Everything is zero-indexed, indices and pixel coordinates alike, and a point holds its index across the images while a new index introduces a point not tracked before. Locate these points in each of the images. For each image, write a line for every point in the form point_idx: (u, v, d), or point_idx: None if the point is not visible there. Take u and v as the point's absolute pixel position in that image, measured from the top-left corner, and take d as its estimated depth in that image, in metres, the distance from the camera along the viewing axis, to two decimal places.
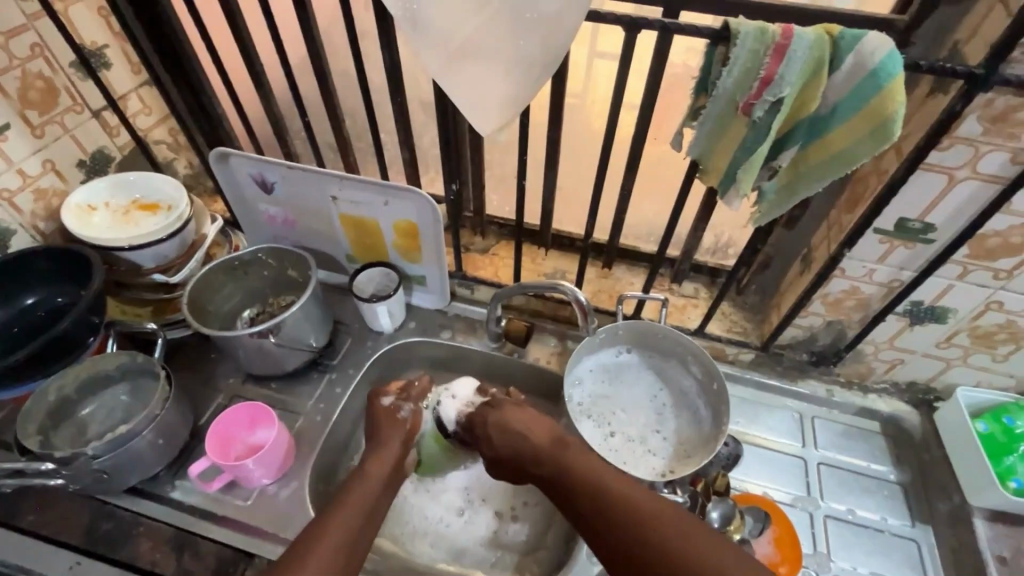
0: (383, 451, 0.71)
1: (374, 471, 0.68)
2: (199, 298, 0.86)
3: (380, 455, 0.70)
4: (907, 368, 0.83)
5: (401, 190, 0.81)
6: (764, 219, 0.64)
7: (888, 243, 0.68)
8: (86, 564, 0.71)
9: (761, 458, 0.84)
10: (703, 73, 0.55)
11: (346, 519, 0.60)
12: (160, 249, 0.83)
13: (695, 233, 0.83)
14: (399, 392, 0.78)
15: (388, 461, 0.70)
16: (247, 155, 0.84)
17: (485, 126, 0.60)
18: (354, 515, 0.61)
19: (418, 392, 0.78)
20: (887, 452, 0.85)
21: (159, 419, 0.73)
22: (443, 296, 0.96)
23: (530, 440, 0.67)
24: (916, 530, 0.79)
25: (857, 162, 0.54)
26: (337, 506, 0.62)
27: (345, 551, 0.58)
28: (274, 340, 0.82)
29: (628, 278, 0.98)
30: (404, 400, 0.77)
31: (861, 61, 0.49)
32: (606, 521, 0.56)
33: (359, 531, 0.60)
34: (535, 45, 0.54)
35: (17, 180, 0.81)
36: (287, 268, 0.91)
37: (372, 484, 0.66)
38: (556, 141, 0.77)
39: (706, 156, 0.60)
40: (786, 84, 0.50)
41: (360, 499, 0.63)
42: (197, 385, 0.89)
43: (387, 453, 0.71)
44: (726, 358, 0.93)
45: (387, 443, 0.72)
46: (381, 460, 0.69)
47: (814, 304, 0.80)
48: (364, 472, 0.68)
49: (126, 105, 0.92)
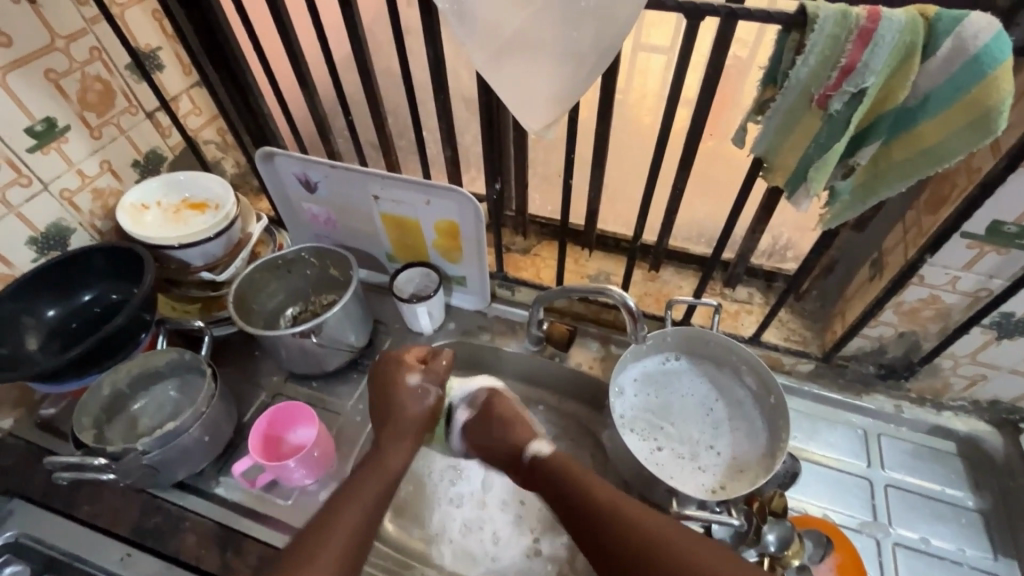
0: (392, 446, 0.70)
1: (384, 459, 0.69)
2: (244, 296, 0.87)
3: (388, 450, 0.70)
4: (992, 385, 0.76)
5: (444, 189, 0.80)
6: (835, 221, 0.59)
7: (977, 248, 0.61)
8: (136, 556, 0.72)
9: (822, 478, 0.79)
10: (774, 62, 0.51)
11: (348, 524, 0.62)
12: (207, 248, 0.85)
13: (753, 235, 0.78)
14: (424, 367, 0.76)
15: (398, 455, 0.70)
16: (292, 155, 0.84)
17: (533, 123, 0.57)
18: (360, 513, 0.63)
19: (442, 372, 0.76)
20: (964, 476, 0.78)
21: (206, 417, 0.75)
22: (483, 296, 0.94)
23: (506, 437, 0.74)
24: (998, 564, 0.72)
25: (949, 159, 0.48)
26: (344, 507, 0.63)
27: (347, 549, 0.60)
28: (315, 339, 0.82)
29: (677, 282, 0.94)
30: (430, 382, 0.75)
31: (961, 45, 0.43)
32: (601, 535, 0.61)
33: (363, 532, 0.62)
34: (590, 37, 0.50)
35: (77, 180, 0.83)
36: (330, 267, 0.91)
37: (384, 481, 0.67)
38: (604, 138, 0.73)
39: (772, 153, 0.56)
40: (870, 73, 0.45)
41: (371, 495, 0.65)
42: (241, 382, 0.90)
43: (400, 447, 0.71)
44: (782, 368, 0.87)
45: (400, 426, 0.72)
46: (394, 454, 0.70)
47: (885, 313, 0.73)
48: (375, 464, 0.68)
49: (178, 105, 0.94)
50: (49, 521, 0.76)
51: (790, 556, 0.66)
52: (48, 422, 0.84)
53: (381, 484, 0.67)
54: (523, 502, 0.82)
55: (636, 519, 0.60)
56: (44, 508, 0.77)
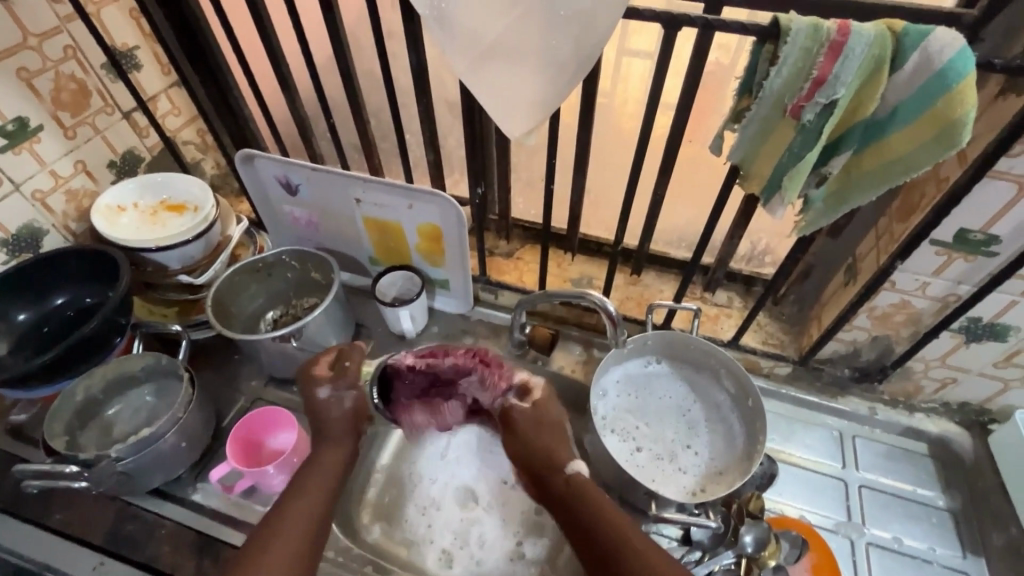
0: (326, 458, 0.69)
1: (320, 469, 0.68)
2: (224, 299, 0.86)
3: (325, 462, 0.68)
4: (961, 388, 0.78)
5: (426, 193, 0.80)
6: (809, 228, 0.60)
7: (945, 255, 0.63)
8: (110, 564, 0.71)
9: (798, 479, 0.80)
10: (749, 72, 0.51)
11: (299, 520, 0.62)
12: (185, 250, 0.84)
13: (732, 240, 0.79)
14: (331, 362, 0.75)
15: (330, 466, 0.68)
16: (272, 157, 0.83)
17: (514, 130, 0.57)
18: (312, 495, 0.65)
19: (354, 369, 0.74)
20: (935, 476, 0.80)
21: (182, 422, 0.73)
22: (466, 300, 0.94)
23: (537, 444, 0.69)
24: (967, 562, 0.74)
25: (917, 169, 0.50)
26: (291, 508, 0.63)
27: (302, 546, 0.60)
28: (296, 343, 0.81)
29: (658, 286, 0.95)
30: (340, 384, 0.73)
31: (927, 60, 0.45)
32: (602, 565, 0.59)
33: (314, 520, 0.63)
34: (570, 45, 0.51)
35: (50, 181, 0.81)
36: (311, 270, 0.91)
37: (323, 476, 0.67)
38: (586, 144, 0.74)
39: (748, 161, 0.57)
40: (841, 85, 0.47)
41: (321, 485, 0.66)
42: (220, 387, 0.89)
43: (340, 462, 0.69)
44: (760, 371, 0.88)
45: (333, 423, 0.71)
46: (327, 458, 0.69)
47: (859, 318, 0.75)
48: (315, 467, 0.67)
49: (157, 105, 0.92)
50: (18, 530, 0.74)
51: (768, 557, 0.67)
52: (18, 428, 0.82)
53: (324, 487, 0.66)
54: (505, 504, 0.82)
55: (604, 507, 0.62)
56: (13, 516, 0.75)
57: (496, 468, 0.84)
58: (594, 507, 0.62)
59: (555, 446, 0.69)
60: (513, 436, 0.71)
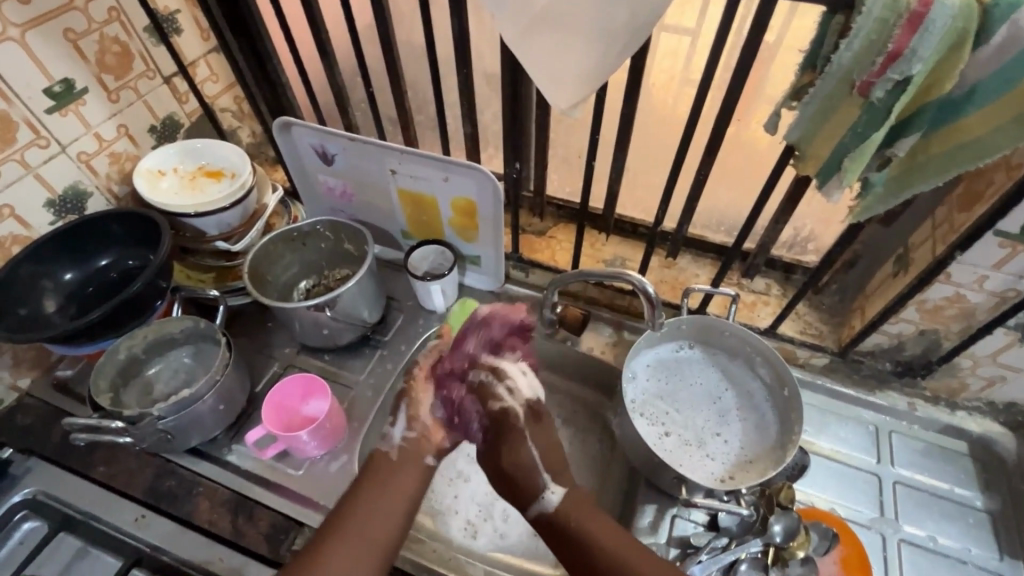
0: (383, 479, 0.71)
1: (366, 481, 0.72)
2: (259, 267, 0.88)
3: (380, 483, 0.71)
4: (1009, 388, 0.75)
5: (462, 166, 0.79)
6: (865, 215, 0.57)
7: (1010, 248, 0.60)
8: (150, 518, 0.73)
9: (830, 472, 0.79)
10: (815, 45, 0.49)
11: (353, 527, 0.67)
12: (223, 217, 0.85)
13: (776, 226, 0.76)
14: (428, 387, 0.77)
15: (387, 486, 0.71)
16: (310, 126, 0.83)
17: (561, 101, 0.55)
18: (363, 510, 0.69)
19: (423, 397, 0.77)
20: (975, 477, 0.78)
21: (219, 385, 0.75)
22: (497, 277, 0.94)
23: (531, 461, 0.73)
24: (1003, 564, 0.72)
25: (992, 153, 0.47)
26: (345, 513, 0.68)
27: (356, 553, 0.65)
28: (329, 313, 0.82)
29: (694, 270, 0.92)
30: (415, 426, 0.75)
31: (1016, 35, 0.41)
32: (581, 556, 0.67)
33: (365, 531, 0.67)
34: (625, 14, 0.49)
35: (95, 144, 0.83)
36: (345, 241, 0.92)
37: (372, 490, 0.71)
38: (629, 121, 0.72)
39: (805, 141, 0.54)
40: (918, 60, 0.43)
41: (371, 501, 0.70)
42: (255, 353, 0.90)
43: (392, 477, 0.72)
44: (796, 361, 0.86)
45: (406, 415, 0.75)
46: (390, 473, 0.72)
47: (907, 311, 0.72)
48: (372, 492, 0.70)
49: (196, 71, 0.93)
50: (65, 480, 0.77)
51: (795, 548, 0.67)
52: (65, 383, 0.85)
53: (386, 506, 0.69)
54: None
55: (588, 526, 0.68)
56: (59, 467, 0.78)
57: None
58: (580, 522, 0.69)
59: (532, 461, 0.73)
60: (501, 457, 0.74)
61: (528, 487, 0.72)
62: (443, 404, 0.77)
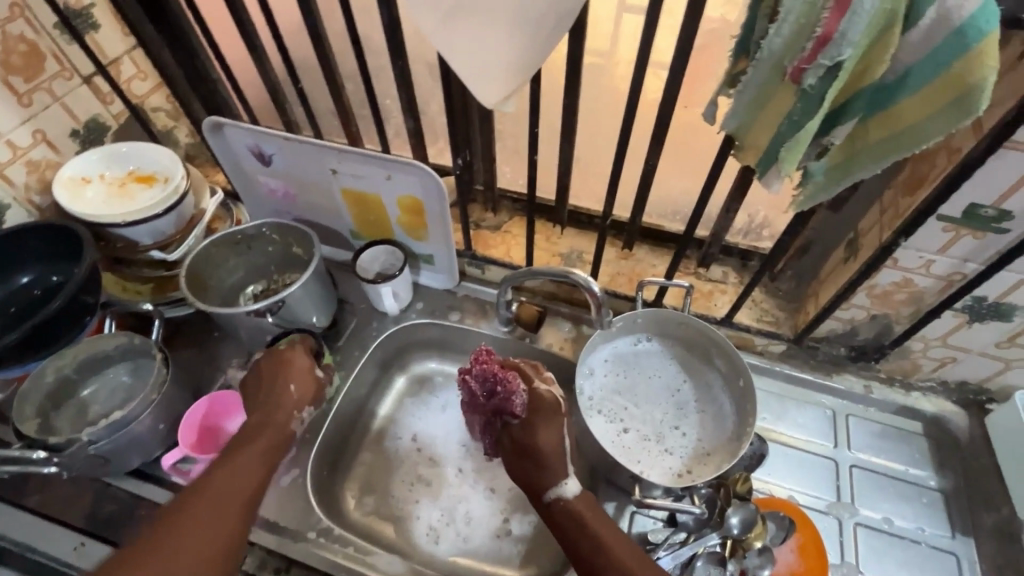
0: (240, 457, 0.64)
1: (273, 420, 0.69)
2: (199, 272, 0.84)
3: (246, 455, 0.65)
4: (960, 367, 0.75)
5: (403, 164, 0.76)
6: (808, 204, 0.55)
7: (953, 232, 0.59)
8: (90, 545, 0.70)
9: (788, 458, 0.79)
10: (748, 30, 0.47)
11: (242, 464, 0.64)
12: (156, 225, 0.81)
13: (728, 213, 0.75)
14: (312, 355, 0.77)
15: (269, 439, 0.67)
16: (242, 125, 0.79)
17: (489, 96, 0.52)
18: (259, 447, 0.66)
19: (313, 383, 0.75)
20: (929, 456, 0.78)
21: (157, 404, 0.72)
22: (452, 276, 0.91)
23: (545, 450, 0.64)
24: (956, 542, 0.73)
25: (926, 140, 0.45)
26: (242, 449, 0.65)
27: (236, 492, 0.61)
28: (272, 319, 0.79)
29: (651, 261, 0.91)
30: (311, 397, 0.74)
31: (944, 16, 0.40)
32: (579, 545, 0.60)
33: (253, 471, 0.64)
34: (545, 2, 0.46)
35: (8, 152, 0.77)
36: (291, 244, 0.87)
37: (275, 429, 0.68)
38: (571, 111, 0.69)
39: (743, 130, 0.52)
40: (847, 44, 0.41)
41: (266, 442, 0.67)
42: (200, 366, 0.86)
43: (258, 454, 0.65)
44: (754, 349, 0.86)
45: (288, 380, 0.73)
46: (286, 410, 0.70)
47: (858, 296, 0.71)
48: (225, 471, 0.62)
49: (119, 69, 0.87)
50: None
51: (754, 538, 0.66)
52: None
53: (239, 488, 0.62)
54: (493, 488, 0.85)
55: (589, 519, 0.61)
56: None
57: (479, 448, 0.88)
58: (577, 512, 0.62)
59: (548, 455, 0.64)
60: (522, 453, 0.66)
61: (547, 471, 0.64)
62: (482, 374, 0.69)
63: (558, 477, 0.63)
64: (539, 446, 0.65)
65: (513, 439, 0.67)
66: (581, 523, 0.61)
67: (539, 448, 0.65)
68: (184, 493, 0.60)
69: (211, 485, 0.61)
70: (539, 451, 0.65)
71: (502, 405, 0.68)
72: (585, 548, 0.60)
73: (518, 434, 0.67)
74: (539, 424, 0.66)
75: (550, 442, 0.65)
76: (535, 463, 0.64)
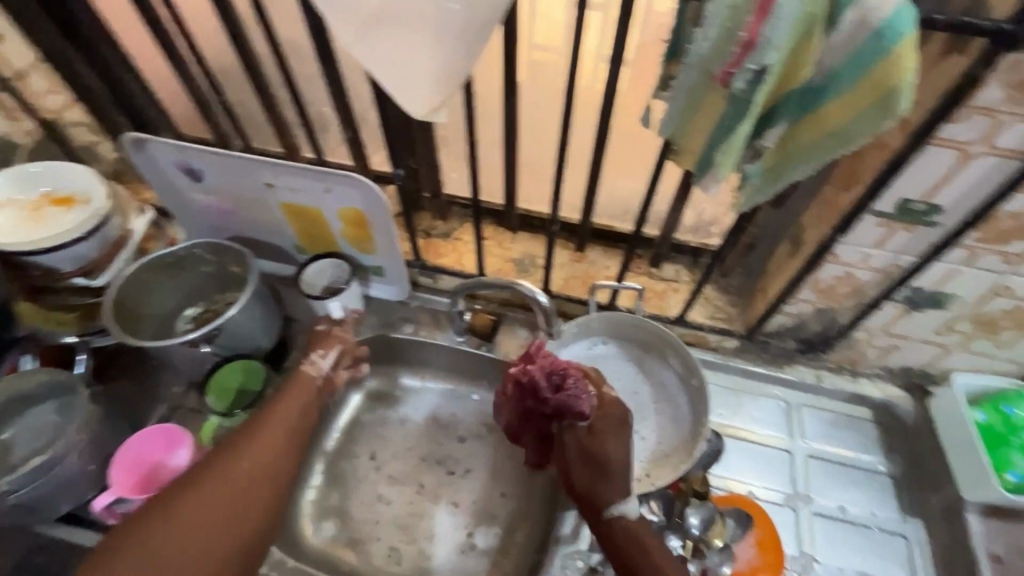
0: (257, 440, 0.65)
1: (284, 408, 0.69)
2: (128, 300, 0.79)
3: (256, 446, 0.65)
4: (903, 354, 0.77)
5: (341, 175, 0.72)
6: (748, 205, 0.55)
7: (887, 226, 0.60)
8: None
9: (745, 453, 0.79)
10: (676, 34, 0.46)
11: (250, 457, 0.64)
12: (77, 250, 0.75)
13: (675, 213, 0.75)
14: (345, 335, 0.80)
15: (281, 430, 0.67)
16: (166, 141, 0.74)
17: (416, 108, 0.50)
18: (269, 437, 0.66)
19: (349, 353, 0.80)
20: (879, 441, 0.80)
21: (86, 443, 0.68)
22: (404, 287, 0.88)
23: (615, 462, 0.59)
24: (906, 525, 0.75)
25: (853, 142, 0.45)
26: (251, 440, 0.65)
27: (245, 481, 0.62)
28: (208, 347, 0.74)
29: (604, 262, 0.90)
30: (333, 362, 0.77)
31: (862, 19, 0.40)
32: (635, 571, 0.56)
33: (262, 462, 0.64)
34: (462, 11, 0.44)
35: None
36: (229, 263, 0.83)
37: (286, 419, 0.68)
38: (511, 116, 0.67)
39: (678, 135, 0.51)
40: (773, 49, 0.40)
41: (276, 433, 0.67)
42: (135, 397, 0.81)
43: (268, 445, 0.65)
44: (708, 345, 0.86)
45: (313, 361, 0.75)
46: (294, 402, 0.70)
47: (803, 291, 0.72)
48: (231, 460, 0.63)
49: (27, 82, 0.80)
50: None
51: (714, 536, 0.68)
52: None
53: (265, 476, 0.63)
54: (455, 503, 0.83)
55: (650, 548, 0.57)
56: None
57: (439, 462, 0.86)
58: (638, 538, 0.57)
59: (616, 467, 0.59)
60: (586, 458, 0.59)
61: (611, 484, 0.58)
62: (546, 368, 0.64)
63: (622, 493, 0.58)
64: (609, 455, 0.59)
65: (576, 442, 0.60)
66: (642, 551, 0.56)
67: (609, 458, 0.59)
68: (191, 475, 0.61)
69: (216, 476, 0.61)
70: (607, 462, 0.59)
71: (568, 404, 0.61)
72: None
73: (585, 438, 0.60)
74: (607, 435, 0.60)
75: (620, 454, 0.59)
76: (602, 470, 0.59)
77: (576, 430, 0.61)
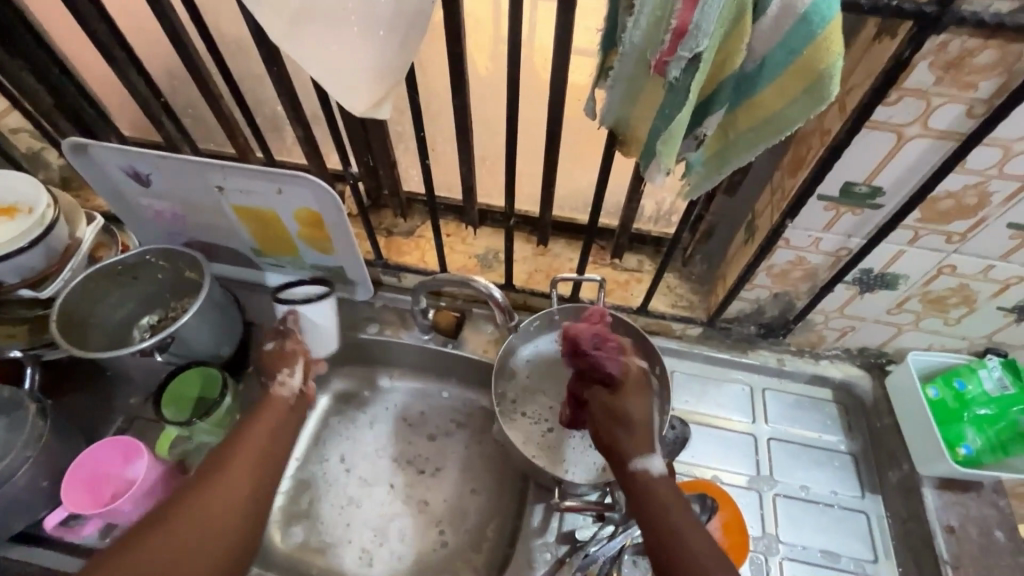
0: (233, 467, 0.63)
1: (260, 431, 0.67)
2: (77, 310, 0.76)
3: (232, 472, 0.63)
4: (859, 334, 0.79)
5: (292, 175, 0.71)
6: (695, 193, 0.55)
7: (834, 210, 0.61)
8: None
9: (710, 438, 0.80)
10: (610, 23, 0.46)
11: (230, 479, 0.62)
12: (21, 262, 0.73)
13: (632, 204, 0.75)
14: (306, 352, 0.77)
15: (256, 452, 0.65)
16: (108, 145, 0.72)
17: (355, 104, 0.49)
18: (247, 457, 0.64)
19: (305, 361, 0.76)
20: (839, 420, 0.82)
21: (37, 459, 0.66)
22: (368, 287, 0.87)
23: (635, 417, 0.59)
24: (865, 501, 0.77)
25: (790, 126, 0.46)
26: (228, 464, 0.63)
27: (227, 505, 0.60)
28: (162, 357, 0.73)
29: (567, 255, 0.90)
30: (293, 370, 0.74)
31: (789, 4, 0.40)
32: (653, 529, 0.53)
33: (242, 487, 0.62)
34: (390, 8, 0.43)
35: None
36: (183, 269, 0.81)
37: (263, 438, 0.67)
38: (461, 111, 0.67)
39: (622, 124, 0.51)
40: (704, 35, 0.40)
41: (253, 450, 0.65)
42: (92, 409, 0.80)
43: (247, 470, 0.64)
44: (672, 333, 0.87)
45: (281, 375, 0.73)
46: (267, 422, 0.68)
47: (759, 277, 0.73)
48: (211, 489, 0.60)
49: None
50: None
51: None
52: None
53: (233, 504, 0.60)
54: (425, 501, 0.83)
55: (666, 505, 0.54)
56: None
57: (408, 462, 0.85)
58: (660, 498, 0.54)
59: (638, 421, 0.59)
60: (608, 416, 0.60)
61: (631, 437, 0.58)
62: (589, 329, 0.67)
63: (646, 447, 0.57)
64: (626, 409, 0.60)
65: (602, 403, 0.62)
66: (660, 508, 0.54)
67: (629, 413, 0.60)
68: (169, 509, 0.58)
69: (195, 503, 0.59)
70: (630, 416, 0.59)
71: (599, 366, 0.64)
72: (660, 539, 0.52)
73: (609, 396, 0.62)
74: (632, 391, 0.61)
75: (640, 408, 0.60)
76: (622, 424, 0.59)
77: (599, 391, 0.63)
